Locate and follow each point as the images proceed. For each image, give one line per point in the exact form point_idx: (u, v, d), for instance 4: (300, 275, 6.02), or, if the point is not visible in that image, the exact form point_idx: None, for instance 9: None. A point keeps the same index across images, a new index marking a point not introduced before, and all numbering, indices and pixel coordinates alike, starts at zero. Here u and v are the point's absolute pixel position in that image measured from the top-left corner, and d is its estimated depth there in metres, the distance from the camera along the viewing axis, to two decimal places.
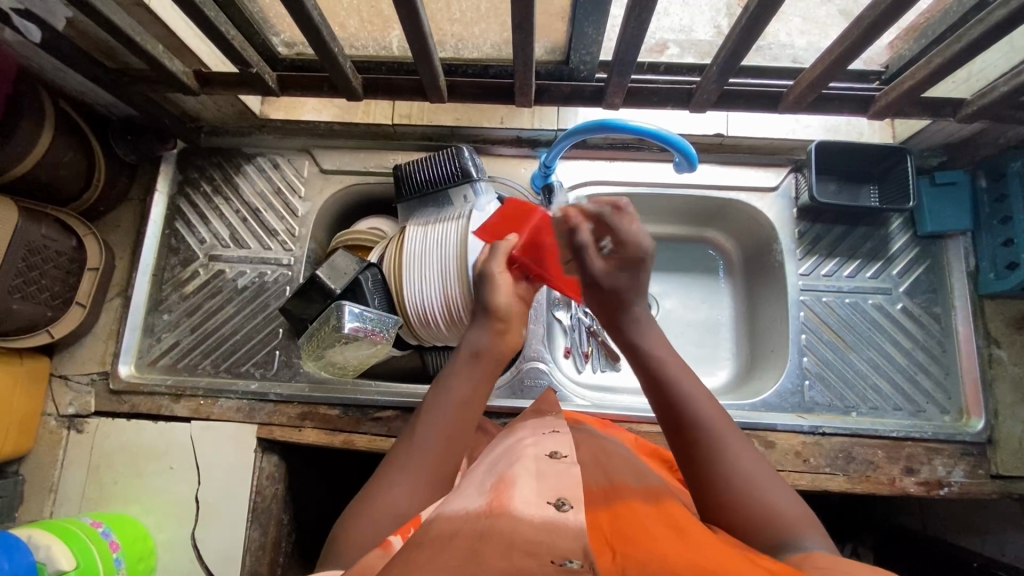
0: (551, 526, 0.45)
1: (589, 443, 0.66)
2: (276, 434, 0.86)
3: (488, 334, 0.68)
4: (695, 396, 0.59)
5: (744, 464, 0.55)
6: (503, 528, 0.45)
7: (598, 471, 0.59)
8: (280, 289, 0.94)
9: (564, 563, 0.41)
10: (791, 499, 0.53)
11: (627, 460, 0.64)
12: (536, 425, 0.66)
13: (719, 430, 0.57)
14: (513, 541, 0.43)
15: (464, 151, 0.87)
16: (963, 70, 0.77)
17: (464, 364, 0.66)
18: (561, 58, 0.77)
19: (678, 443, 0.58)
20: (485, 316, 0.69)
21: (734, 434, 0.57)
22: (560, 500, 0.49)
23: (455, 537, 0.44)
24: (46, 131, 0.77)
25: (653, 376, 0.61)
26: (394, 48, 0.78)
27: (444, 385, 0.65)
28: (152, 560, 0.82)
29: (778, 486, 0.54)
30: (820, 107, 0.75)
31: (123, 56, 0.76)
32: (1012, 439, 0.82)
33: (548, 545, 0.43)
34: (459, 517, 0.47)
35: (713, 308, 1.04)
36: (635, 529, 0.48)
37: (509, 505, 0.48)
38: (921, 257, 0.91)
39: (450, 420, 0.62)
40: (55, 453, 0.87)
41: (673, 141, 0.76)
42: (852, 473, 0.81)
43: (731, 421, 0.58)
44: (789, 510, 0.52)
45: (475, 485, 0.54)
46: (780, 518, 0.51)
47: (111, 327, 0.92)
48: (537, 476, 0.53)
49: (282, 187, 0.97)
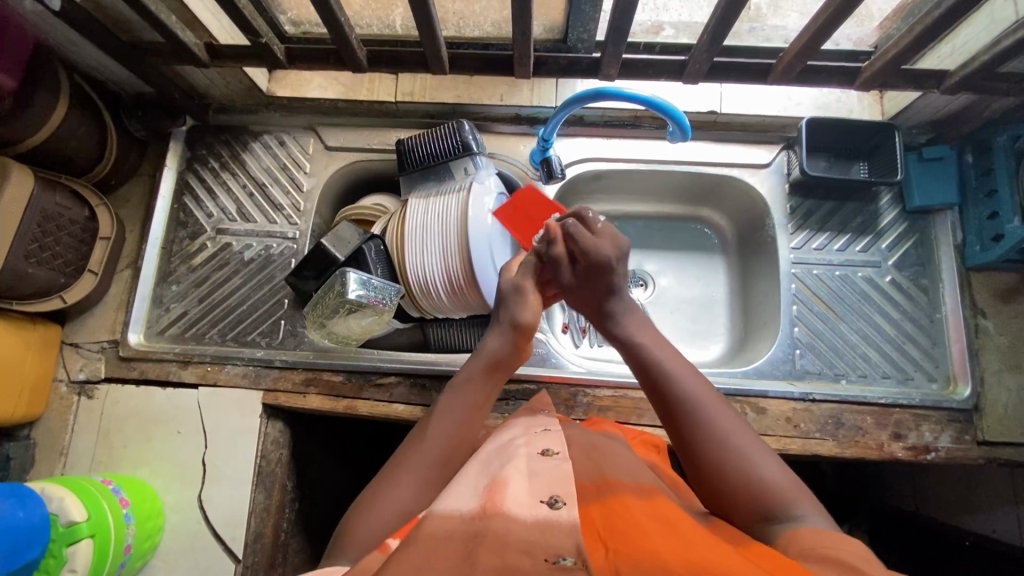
0: (544, 524, 0.47)
1: (580, 439, 0.68)
2: (280, 400, 0.88)
3: (508, 344, 0.69)
4: (683, 376, 0.62)
5: (734, 436, 0.58)
6: (497, 529, 0.46)
7: (591, 467, 0.62)
8: (285, 261, 0.96)
9: (558, 560, 0.42)
10: (779, 465, 0.57)
11: (619, 454, 0.66)
12: (528, 424, 0.69)
13: (706, 408, 0.60)
14: (506, 541, 0.44)
15: (464, 126, 0.90)
16: (948, 44, 0.79)
17: (480, 374, 0.68)
18: (559, 36, 0.80)
19: (670, 424, 0.61)
20: (509, 327, 0.69)
21: (721, 407, 0.60)
22: (554, 498, 0.50)
23: (447, 540, 0.45)
24: (61, 104, 0.80)
25: (643, 361, 0.64)
26: (397, 27, 0.82)
27: (456, 392, 0.67)
28: (160, 520, 0.84)
29: (762, 456, 0.57)
30: (808, 80, 0.78)
31: (138, 31, 0.79)
32: (997, 406, 0.84)
33: (541, 544, 0.44)
34: (453, 518, 0.48)
35: (707, 284, 1.07)
36: (628, 525, 0.50)
37: (501, 505, 0.49)
38: (909, 232, 0.93)
39: (456, 420, 0.65)
40: (65, 418, 0.89)
41: (667, 110, 0.79)
42: (841, 438, 0.83)
43: (718, 396, 0.61)
44: (779, 476, 0.55)
45: (468, 483, 0.55)
46: (771, 487, 0.54)
47: (121, 297, 0.95)
48: (529, 475, 0.54)
49: (288, 163, 1.00)
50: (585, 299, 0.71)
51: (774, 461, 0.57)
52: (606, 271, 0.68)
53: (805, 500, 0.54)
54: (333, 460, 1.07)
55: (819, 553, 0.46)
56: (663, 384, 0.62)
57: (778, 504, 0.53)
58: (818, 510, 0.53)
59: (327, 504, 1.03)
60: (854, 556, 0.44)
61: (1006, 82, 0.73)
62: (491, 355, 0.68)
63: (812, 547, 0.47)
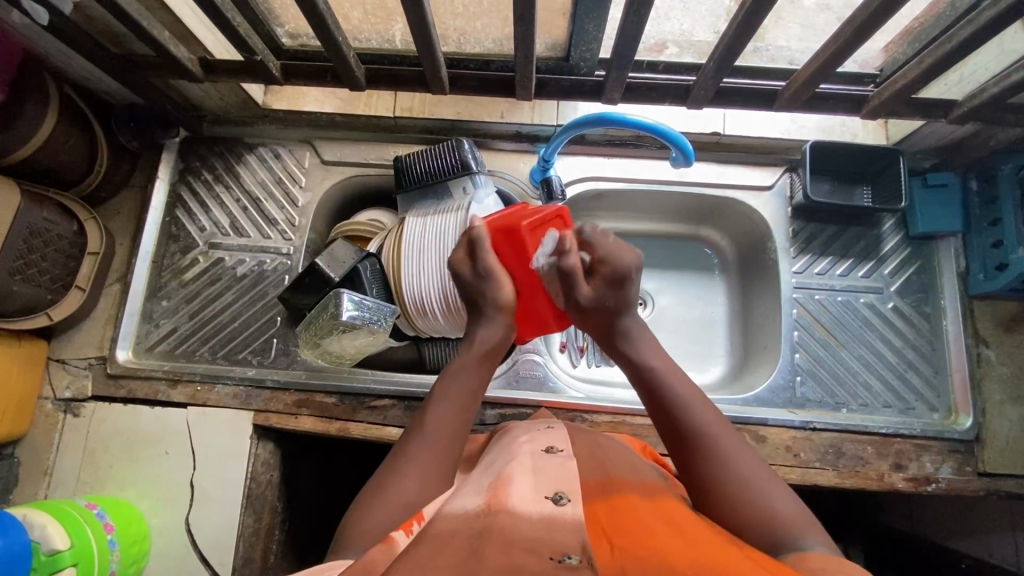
0: (549, 520, 0.46)
1: (584, 437, 0.66)
2: (272, 421, 0.87)
3: (499, 331, 0.66)
4: (693, 400, 0.59)
5: (741, 464, 0.55)
6: (502, 525, 0.44)
7: (593, 464, 0.59)
8: (279, 277, 0.95)
9: (563, 559, 0.41)
10: (788, 494, 0.54)
11: (622, 454, 0.63)
12: (530, 425, 0.68)
13: (715, 436, 0.57)
14: (511, 536, 0.43)
15: (464, 144, 0.88)
16: (955, 73, 0.79)
17: (475, 362, 0.63)
18: (562, 54, 0.78)
19: (675, 446, 0.59)
20: (493, 313, 0.66)
21: (729, 433, 0.58)
22: (558, 495, 0.49)
23: (452, 539, 0.43)
24: (50, 115, 0.78)
25: (649, 385, 0.61)
26: (397, 41, 0.79)
27: (449, 379, 0.62)
28: (146, 544, 0.82)
29: (775, 486, 0.54)
30: (814, 106, 0.77)
31: (130, 43, 0.77)
32: (998, 437, 0.83)
33: (546, 541, 0.43)
34: (458, 517, 0.47)
35: (707, 305, 1.05)
36: (634, 523, 0.47)
37: (505, 502, 0.48)
38: (912, 258, 0.93)
39: (454, 408, 0.61)
40: (50, 437, 0.87)
41: (671, 137, 0.78)
42: (842, 468, 0.82)
43: (729, 425, 0.59)
44: (791, 509, 0.52)
45: (474, 485, 0.54)
46: (778, 516, 0.52)
47: (109, 312, 0.93)
48: (534, 472, 0.53)
49: (283, 177, 0.98)
50: (601, 319, 0.65)
51: (784, 490, 0.55)
52: (627, 282, 0.63)
53: (813, 531, 0.51)
54: (324, 479, 1.05)
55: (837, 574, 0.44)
56: (670, 410, 0.59)
57: (785, 533, 0.51)
58: (824, 540, 0.51)
59: (316, 524, 1.01)
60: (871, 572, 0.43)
61: (1015, 113, 0.72)
62: (488, 339, 0.64)
63: (827, 565, 0.46)
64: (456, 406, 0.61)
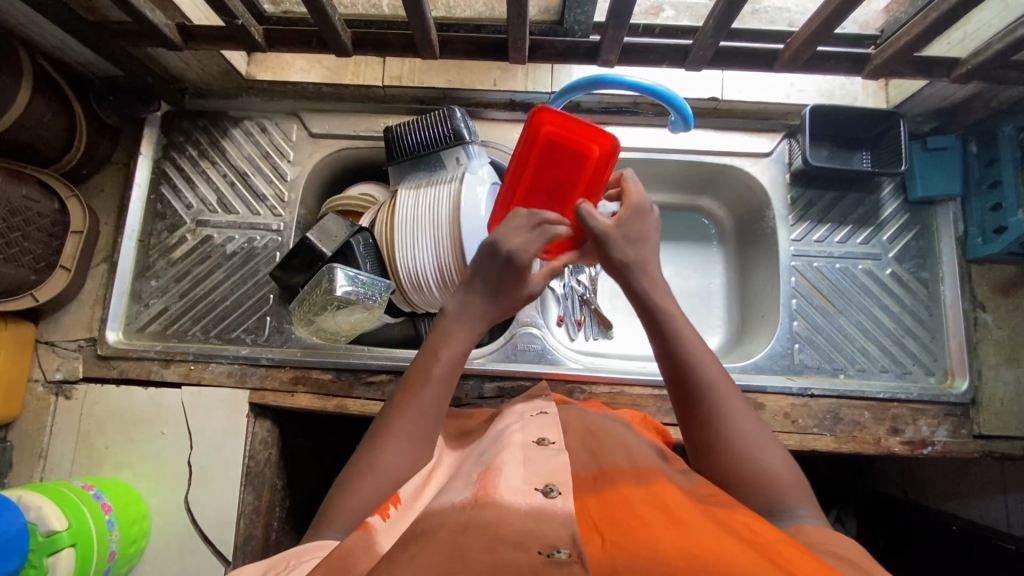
0: (537, 515, 0.45)
1: (577, 424, 0.64)
2: (268, 399, 0.86)
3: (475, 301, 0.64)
4: (705, 361, 0.58)
5: (744, 430, 0.55)
6: (491, 519, 0.44)
7: (587, 457, 0.57)
8: (270, 254, 0.93)
9: (552, 553, 0.40)
10: (784, 458, 0.55)
11: (617, 438, 0.62)
12: (522, 409, 0.66)
13: (721, 394, 0.57)
14: (499, 532, 0.42)
15: (455, 113, 0.86)
16: (958, 31, 0.77)
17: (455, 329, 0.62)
18: (556, 17, 0.75)
19: (681, 405, 0.58)
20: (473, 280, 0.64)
21: (733, 397, 0.57)
22: (548, 487, 0.48)
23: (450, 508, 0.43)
24: (23, 89, 0.74)
25: (661, 335, 0.60)
26: (383, 7, 0.77)
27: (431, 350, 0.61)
28: (145, 523, 0.82)
29: (770, 447, 0.55)
30: (814, 67, 0.75)
31: (103, 10, 0.74)
32: (994, 400, 0.84)
33: (535, 535, 0.42)
34: (445, 509, 0.46)
35: (705, 276, 1.05)
36: (627, 517, 0.46)
37: (496, 494, 0.47)
38: (911, 223, 0.92)
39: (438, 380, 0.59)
40: (43, 419, 0.86)
41: (668, 98, 0.75)
42: (839, 433, 0.83)
43: (733, 386, 0.58)
44: (784, 471, 0.53)
45: (463, 476, 0.53)
46: (776, 482, 0.53)
47: (97, 292, 0.91)
48: (525, 463, 0.52)
49: (270, 151, 0.95)
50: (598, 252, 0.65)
51: (780, 455, 0.55)
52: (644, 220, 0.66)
53: (807, 501, 0.52)
54: (323, 455, 1.05)
55: (824, 549, 0.44)
56: (681, 363, 0.58)
57: (784, 500, 0.52)
58: (816, 510, 0.52)
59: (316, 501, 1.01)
60: (858, 556, 0.43)
61: (1018, 71, 0.71)
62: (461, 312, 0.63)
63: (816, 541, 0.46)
64: (441, 376, 0.59)
